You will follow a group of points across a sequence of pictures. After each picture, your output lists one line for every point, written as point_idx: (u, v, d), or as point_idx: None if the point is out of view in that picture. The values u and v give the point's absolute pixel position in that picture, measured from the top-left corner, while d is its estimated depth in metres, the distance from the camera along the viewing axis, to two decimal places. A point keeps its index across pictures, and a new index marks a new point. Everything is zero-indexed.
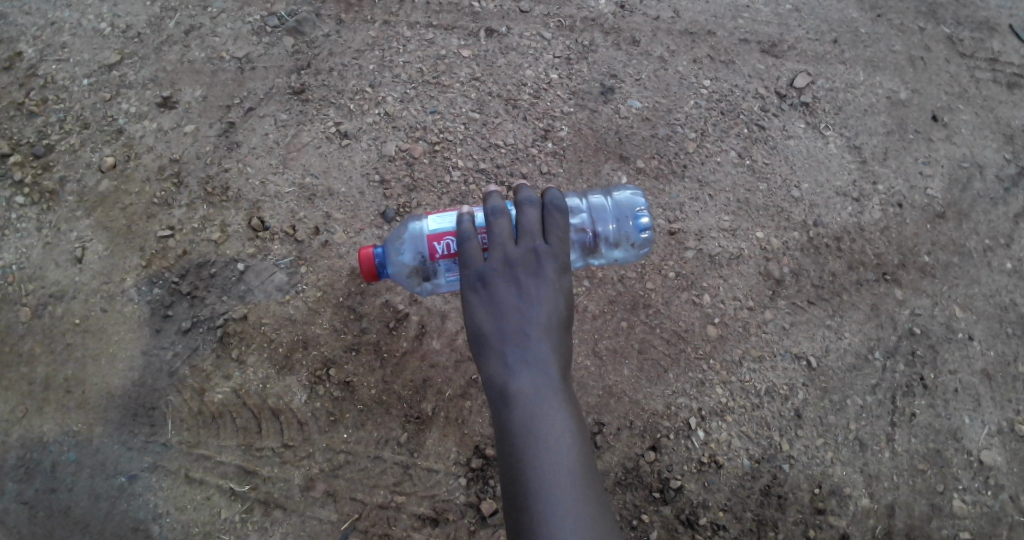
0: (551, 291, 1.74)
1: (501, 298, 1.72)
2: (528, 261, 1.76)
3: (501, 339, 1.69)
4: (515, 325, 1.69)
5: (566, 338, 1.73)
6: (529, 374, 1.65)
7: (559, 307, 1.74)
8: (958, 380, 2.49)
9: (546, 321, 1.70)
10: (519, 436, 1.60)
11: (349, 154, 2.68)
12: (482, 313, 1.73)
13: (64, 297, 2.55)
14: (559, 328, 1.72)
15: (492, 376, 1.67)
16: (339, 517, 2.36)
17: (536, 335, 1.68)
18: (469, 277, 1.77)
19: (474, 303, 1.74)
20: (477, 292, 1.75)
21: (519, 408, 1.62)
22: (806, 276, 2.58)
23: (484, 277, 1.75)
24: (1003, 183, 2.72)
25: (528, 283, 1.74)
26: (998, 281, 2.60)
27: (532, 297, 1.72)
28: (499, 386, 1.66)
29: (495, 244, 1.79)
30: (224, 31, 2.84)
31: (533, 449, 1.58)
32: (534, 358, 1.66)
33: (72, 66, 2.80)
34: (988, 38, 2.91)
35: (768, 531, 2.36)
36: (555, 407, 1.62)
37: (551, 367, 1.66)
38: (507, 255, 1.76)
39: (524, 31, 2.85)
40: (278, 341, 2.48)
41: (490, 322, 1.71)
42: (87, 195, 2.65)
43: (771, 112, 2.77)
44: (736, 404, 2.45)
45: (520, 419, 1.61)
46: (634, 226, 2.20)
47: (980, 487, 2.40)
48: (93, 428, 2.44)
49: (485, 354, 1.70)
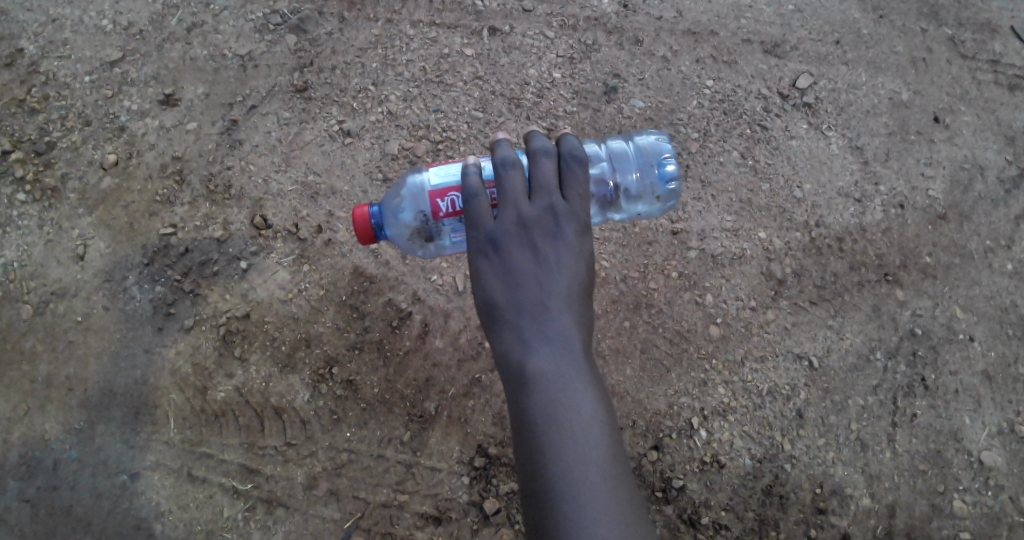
0: (571, 257, 1.72)
1: (516, 265, 1.70)
2: (545, 222, 1.74)
3: (516, 312, 1.68)
4: (532, 299, 1.68)
5: (587, 306, 1.72)
6: (547, 349, 1.64)
7: (580, 274, 1.72)
8: (959, 381, 2.50)
9: (565, 290, 1.69)
10: (538, 416, 1.60)
11: (352, 153, 2.68)
12: (494, 282, 1.71)
13: (66, 294, 2.55)
14: (579, 297, 1.71)
15: (509, 354, 1.67)
16: (341, 515, 2.36)
17: (555, 307, 1.67)
18: (479, 240, 1.74)
19: (486, 271, 1.72)
20: (488, 259, 1.73)
21: (537, 386, 1.62)
22: (808, 276, 2.59)
23: (495, 241, 1.73)
24: (1004, 185, 2.72)
25: (546, 249, 1.72)
26: (999, 282, 2.60)
27: (551, 265, 1.71)
28: (517, 363, 1.65)
29: (507, 202, 1.75)
30: (226, 28, 2.83)
31: (553, 431, 1.58)
32: (553, 331, 1.66)
33: (73, 63, 2.79)
34: (991, 39, 2.91)
35: (770, 530, 2.37)
36: (577, 385, 1.63)
37: (572, 342, 1.66)
38: (521, 217, 1.74)
39: (527, 30, 2.84)
40: (281, 340, 2.48)
41: (503, 293, 1.70)
42: (89, 193, 2.64)
43: (774, 112, 2.78)
44: (738, 403, 2.46)
45: (538, 398, 1.61)
46: (659, 176, 2.14)
47: (980, 487, 2.41)
48: (95, 425, 2.44)
49: (500, 327, 1.69)
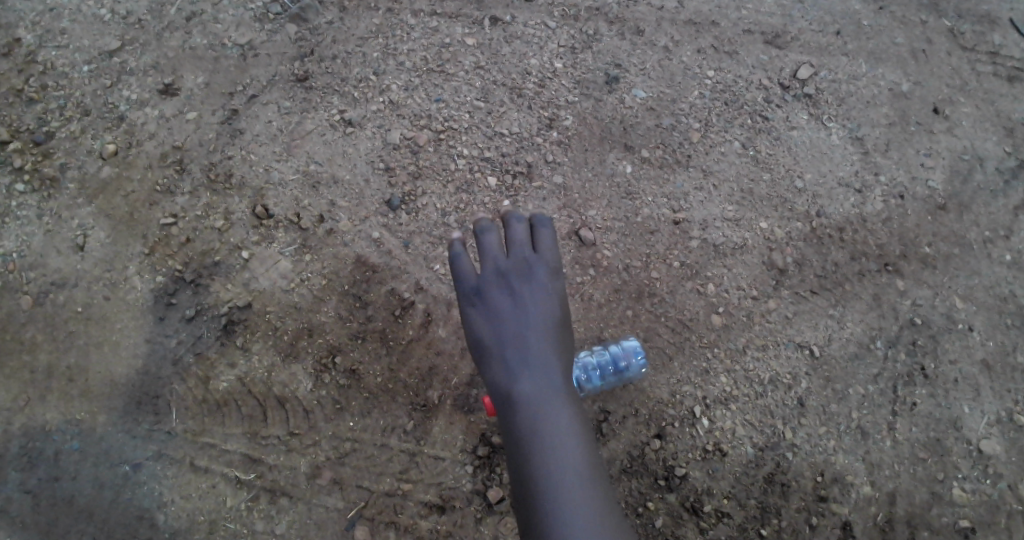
0: (549, 300, 1.74)
1: (500, 310, 1.72)
2: (523, 271, 1.75)
3: (502, 351, 1.69)
4: (516, 337, 1.69)
5: (568, 346, 1.74)
6: (532, 381, 1.66)
7: (559, 316, 1.74)
8: (958, 370, 2.51)
9: (547, 328, 1.71)
10: (527, 442, 1.60)
11: (353, 142, 2.67)
12: (482, 327, 1.72)
13: (66, 285, 2.53)
14: (560, 336, 1.73)
15: (496, 386, 1.68)
16: (345, 504, 2.36)
17: (537, 345, 1.69)
18: (465, 293, 1.75)
19: (472, 317, 1.73)
20: (474, 307, 1.74)
21: (526, 417, 1.62)
22: (809, 266, 2.60)
23: (478, 291, 1.74)
24: (1003, 176, 2.74)
25: (526, 294, 1.73)
26: (999, 272, 2.62)
27: (531, 307, 1.72)
28: (504, 394, 1.67)
29: (488, 257, 1.77)
30: (225, 17, 2.82)
31: (541, 456, 1.58)
32: (536, 365, 1.67)
33: (72, 52, 2.78)
34: (990, 31, 2.92)
35: (772, 517, 2.38)
36: (559, 407, 1.64)
37: (555, 374, 1.68)
38: (501, 268, 1.75)
39: (528, 20, 2.83)
40: (283, 329, 2.47)
41: (490, 334, 1.71)
42: (89, 182, 2.63)
43: (775, 102, 2.78)
44: (740, 391, 2.47)
45: (525, 428, 1.61)
46: None
47: (979, 475, 2.42)
48: (98, 415, 2.43)
49: (487, 365, 1.70)
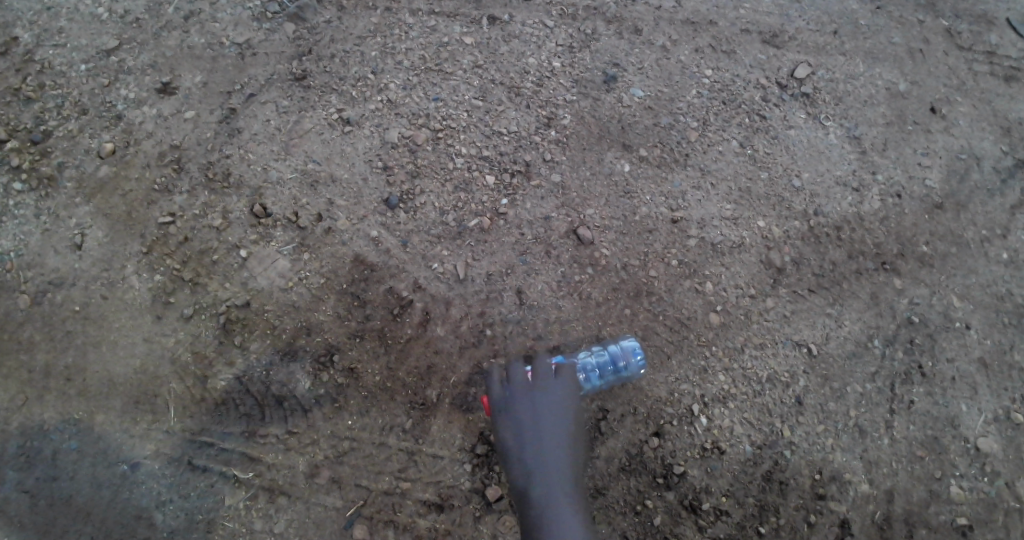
0: (564, 422, 2.18)
1: (523, 421, 2.15)
2: (543, 396, 2.19)
3: (523, 454, 2.13)
4: (535, 446, 2.13)
5: (578, 469, 2.17)
6: (545, 478, 2.10)
7: (572, 444, 2.17)
8: (955, 368, 2.52)
9: (560, 446, 2.14)
10: (537, 516, 2.08)
11: (351, 141, 2.67)
12: (507, 437, 2.16)
13: (64, 284, 2.53)
14: (571, 458, 2.15)
15: (515, 474, 2.14)
16: (344, 503, 2.36)
17: (552, 454, 2.13)
18: (495, 405, 2.21)
19: (500, 429, 2.18)
20: (501, 417, 2.18)
21: (537, 502, 2.08)
22: (807, 265, 2.60)
23: (505, 405, 2.19)
24: (1000, 174, 2.74)
25: (545, 419, 2.16)
26: (995, 271, 2.63)
27: (548, 429, 2.15)
28: (521, 490, 2.12)
29: (516, 374, 2.22)
30: (223, 16, 2.82)
31: (547, 523, 2.06)
32: (551, 465, 2.12)
33: (69, 51, 2.78)
34: (986, 31, 2.94)
35: (771, 515, 2.38)
36: (566, 511, 2.08)
37: (566, 476, 2.12)
38: (525, 389, 2.19)
39: (527, 19, 2.85)
40: (281, 328, 2.47)
41: (513, 440, 2.15)
42: (86, 181, 2.63)
43: (772, 101, 2.79)
44: (738, 390, 2.47)
45: (537, 504, 2.08)
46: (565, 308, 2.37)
47: (977, 473, 2.43)
48: (95, 415, 2.42)
49: (510, 463, 2.15)
